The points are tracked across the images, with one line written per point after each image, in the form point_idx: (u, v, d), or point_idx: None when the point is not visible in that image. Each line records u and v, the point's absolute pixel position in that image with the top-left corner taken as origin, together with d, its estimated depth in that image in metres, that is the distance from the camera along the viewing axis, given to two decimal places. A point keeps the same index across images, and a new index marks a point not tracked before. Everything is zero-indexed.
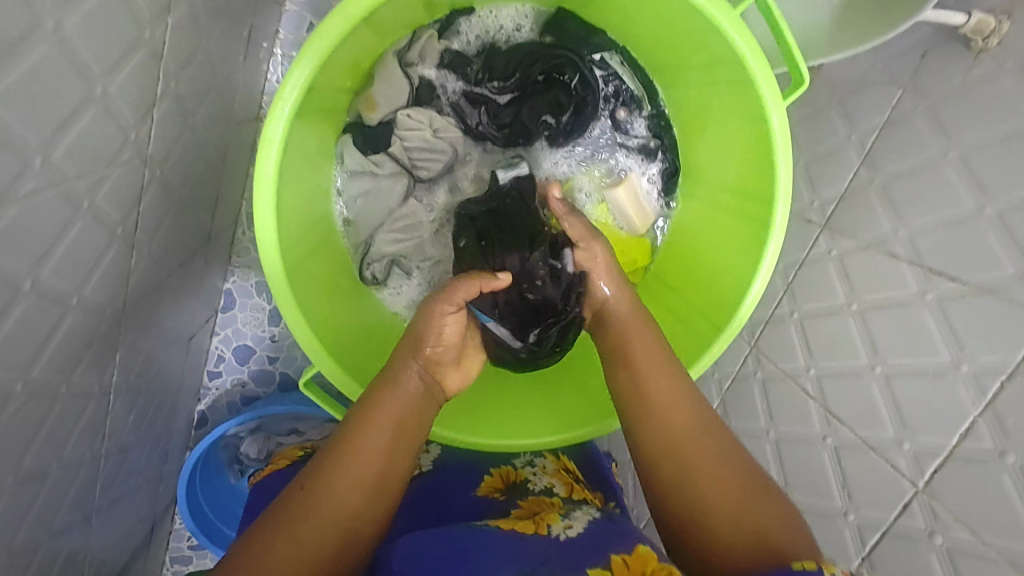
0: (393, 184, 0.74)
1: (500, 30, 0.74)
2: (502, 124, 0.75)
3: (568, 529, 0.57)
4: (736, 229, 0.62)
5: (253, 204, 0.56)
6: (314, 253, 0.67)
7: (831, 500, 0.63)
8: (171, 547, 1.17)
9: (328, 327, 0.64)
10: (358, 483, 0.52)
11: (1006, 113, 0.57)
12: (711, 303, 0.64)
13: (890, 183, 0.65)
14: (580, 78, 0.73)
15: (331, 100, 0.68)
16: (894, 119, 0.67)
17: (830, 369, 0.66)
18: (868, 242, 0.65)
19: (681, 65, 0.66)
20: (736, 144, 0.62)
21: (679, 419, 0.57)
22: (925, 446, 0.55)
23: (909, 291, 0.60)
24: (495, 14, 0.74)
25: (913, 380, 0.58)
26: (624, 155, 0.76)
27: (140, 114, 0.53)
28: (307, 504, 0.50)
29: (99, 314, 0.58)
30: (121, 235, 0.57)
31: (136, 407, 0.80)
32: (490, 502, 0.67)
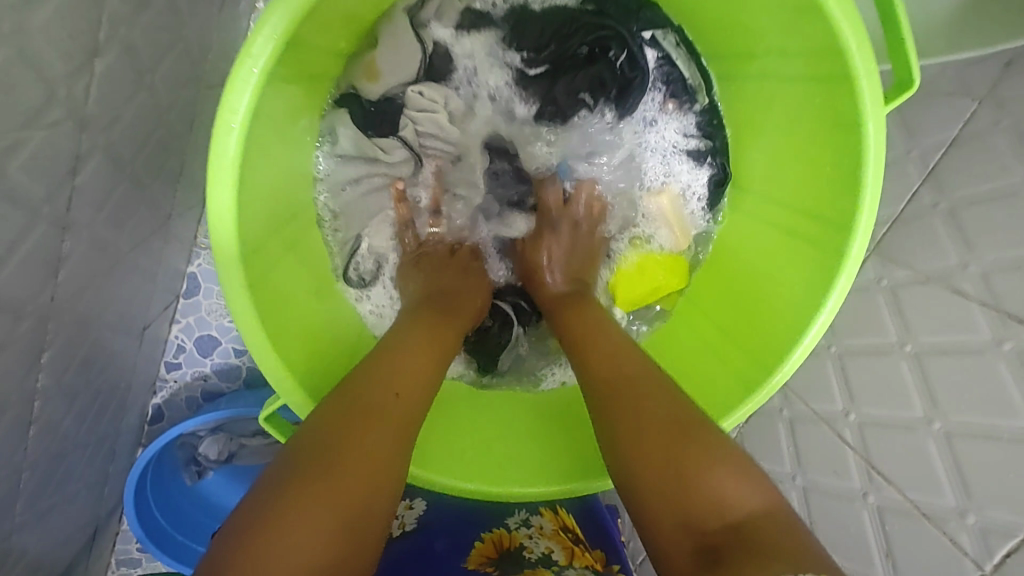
0: (395, 171, 0.66)
1: None
2: (530, 104, 0.68)
3: None
4: (797, 247, 0.54)
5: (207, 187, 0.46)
6: (289, 250, 0.57)
7: (871, 568, 0.55)
8: (119, 549, 1.07)
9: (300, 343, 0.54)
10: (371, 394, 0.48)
11: None
12: (759, 332, 0.56)
13: (960, 209, 0.57)
14: (626, 56, 0.65)
15: (320, 61, 0.57)
16: (967, 135, 0.58)
17: (876, 417, 0.58)
18: (927, 276, 0.57)
19: (749, 54, 0.57)
20: (805, 152, 0.54)
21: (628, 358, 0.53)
22: (995, 522, 0.48)
23: (981, 338, 0.52)
24: None
25: (980, 443, 0.50)
26: (671, 154, 0.68)
27: (74, 65, 0.42)
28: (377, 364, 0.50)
29: (16, 310, 0.47)
30: (47, 215, 0.46)
31: (76, 407, 0.69)
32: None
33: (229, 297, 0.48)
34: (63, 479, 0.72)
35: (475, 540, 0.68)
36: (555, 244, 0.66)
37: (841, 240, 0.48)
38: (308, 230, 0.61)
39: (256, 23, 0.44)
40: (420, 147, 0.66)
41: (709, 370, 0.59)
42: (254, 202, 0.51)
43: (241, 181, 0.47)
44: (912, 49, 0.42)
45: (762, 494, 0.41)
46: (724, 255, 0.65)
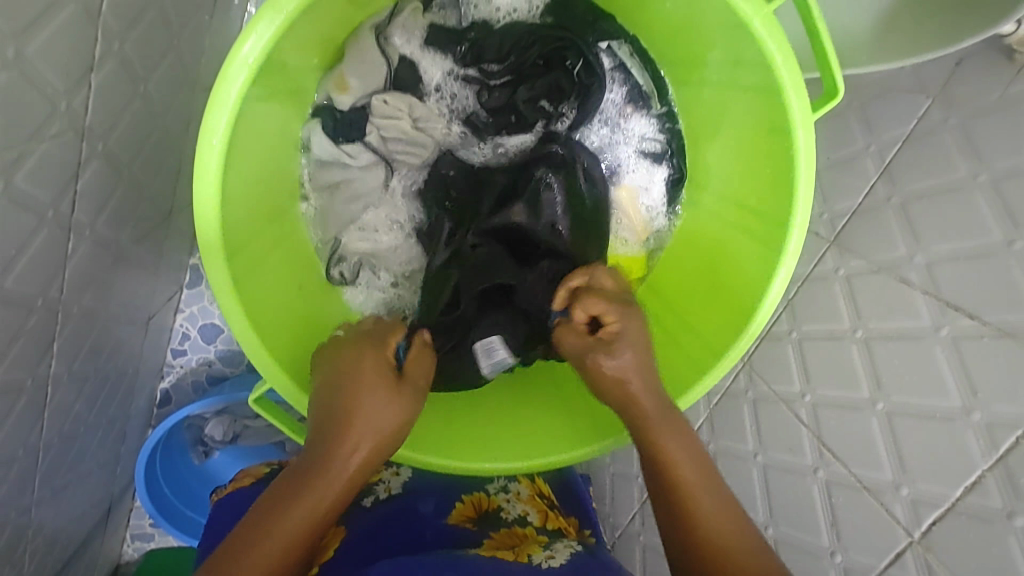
0: (366, 175, 0.69)
1: (495, 10, 0.71)
2: (492, 110, 0.71)
3: (550, 559, 0.60)
4: (745, 244, 0.59)
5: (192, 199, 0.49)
6: (275, 249, 0.61)
7: (818, 537, 0.60)
8: (131, 524, 1.13)
9: (285, 344, 0.58)
10: None
11: None
12: (709, 325, 0.61)
13: (910, 202, 0.60)
14: (584, 64, 0.68)
15: (298, 75, 0.62)
16: (920, 131, 0.61)
17: (827, 398, 0.62)
18: (879, 265, 0.60)
19: (698, 61, 0.62)
20: (751, 157, 0.58)
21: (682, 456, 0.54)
22: (925, 494, 0.52)
23: (921, 324, 0.55)
24: None
25: (916, 421, 0.54)
26: (631, 155, 0.71)
27: (73, 81, 0.46)
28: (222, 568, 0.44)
29: (29, 306, 0.52)
30: (52, 218, 0.51)
31: (87, 392, 0.74)
32: (461, 531, 0.67)
33: (216, 302, 0.51)
34: (76, 459, 0.78)
35: (456, 500, 0.72)
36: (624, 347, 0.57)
37: (780, 237, 0.53)
38: (291, 233, 0.65)
39: (239, 38, 0.48)
40: (389, 152, 0.70)
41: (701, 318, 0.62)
42: (240, 210, 0.55)
43: (224, 189, 0.51)
44: (834, 61, 0.48)
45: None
46: (685, 246, 0.68)
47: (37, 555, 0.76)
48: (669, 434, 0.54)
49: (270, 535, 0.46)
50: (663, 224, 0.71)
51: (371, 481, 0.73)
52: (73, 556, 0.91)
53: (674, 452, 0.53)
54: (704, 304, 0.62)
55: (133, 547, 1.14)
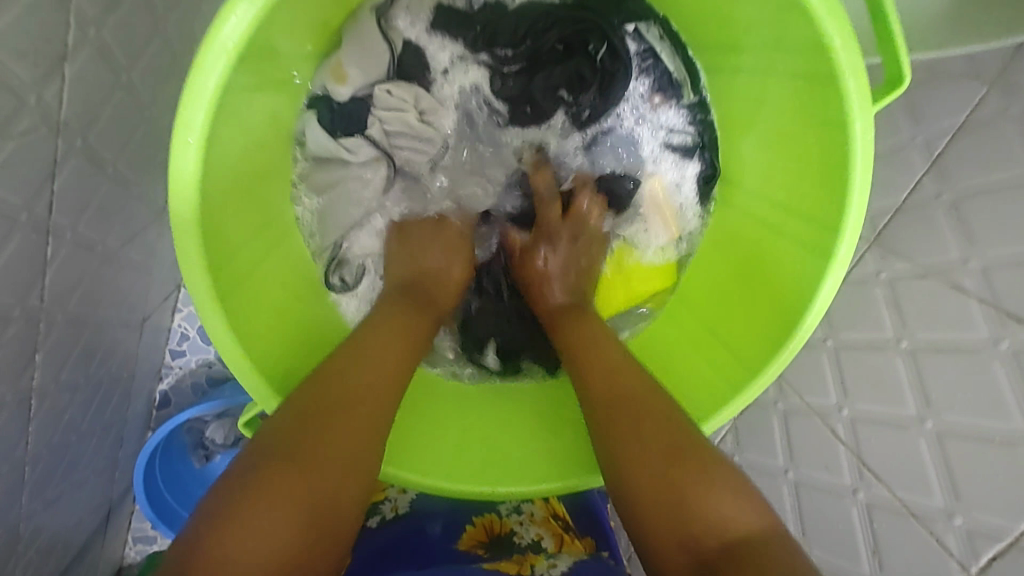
0: (369, 172, 0.64)
1: None
2: (506, 99, 0.66)
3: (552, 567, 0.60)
4: (784, 246, 0.54)
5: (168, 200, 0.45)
6: (266, 257, 0.57)
7: (857, 564, 0.56)
8: (134, 527, 1.11)
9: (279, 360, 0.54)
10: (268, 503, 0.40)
11: None
12: (743, 335, 0.56)
13: (963, 200, 0.54)
14: (607, 48, 0.64)
15: (288, 63, 0.57)
16: (975, 121, 0.55)
17: (868, 413, 0.57)
18: (928, 269, 0.55)
19: (734, 45, 0.56)
20: (791, 150, 0.53)
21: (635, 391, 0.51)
22: (983, 525, 0.48)
23: (978, 336, 0.50)
24: None
25: (972, 443, 0.49)
26: (656, 149, 0.67)
27: (40, 71, 0.42)
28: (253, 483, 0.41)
29: (3, 317, 0.48)
30: (27, 222, 0.47)
31: (79, 400, 0.71)
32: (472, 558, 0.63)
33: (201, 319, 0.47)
34: (70, 467, 0.75)
35: (466, 523, 0.68)
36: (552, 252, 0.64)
37: (830, 241, 0.48)
38: (286, 237, 0.61)
39: (218, 20, 0.43)
40: (392, 147, 0.65)
41: (686, 368, 0.59)
42: (227, 216, 0.51)
43: (206, 189, 0.47)
44: (900, 43, 0.42)
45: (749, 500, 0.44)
46: (716, 248, 0.63)
47: (33, 567, 0.73)
48: (623, 375, 0.53)
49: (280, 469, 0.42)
50: (694, 223, 0.66)
51: (376, 499, 0.70)
52: (71, 564, 0.89)
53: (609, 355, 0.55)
54: (740, 309, 0.58)
55: (136, 550, 1.12)
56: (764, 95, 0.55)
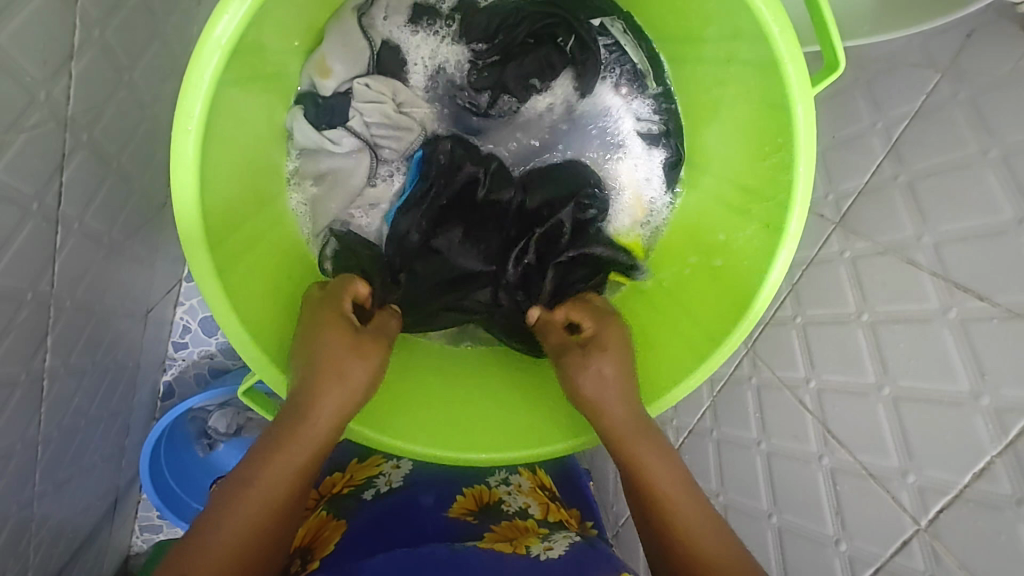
0: (356, 162, 0.67)
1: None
2: (482, 91, 0.69)
3: (548, 550, 0.59)
4: (745, 226, 0.57)
5: (171, 185, 0.48)
6: (260, 240, 0.60)
7: (822, 525, 0.59)
8: (140, 515, 1.15)
9: (276, 336, 0.57)
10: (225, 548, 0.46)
11: None
12: (708, 309, 0.59)
13: (917, 180, 0.58)
14: (576, 41, 0.67)
15: (278, 60, 0.60)
16: (928, 106, 0.59)
17: (832, 383, 0.60)
18: (885, 247, 0.58)
19: (694, 37, 0.60)
20: (749, 135, 0.56)
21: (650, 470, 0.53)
22: (933, 482, 0.51)
23: (929, 307, 0.54)
24: None
25: (925, 406, 0.52)
26: (625, 136, 0.70)
27: (51, 70, 0.45)
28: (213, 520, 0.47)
29: (18, 300, 0.52)
30: (38, 211, 0.50)
31: (86, 386, 0.74)
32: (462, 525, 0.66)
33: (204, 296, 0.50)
34: (79, 451, 0.78)
35: (457, 493, 0.71)
36: (603, 359, 0.58)
37: (781, 218, 0.51)
38: (279, 223, 0.64)
39: (211, 17, 0.46)
40: (373, 138, 0.68)
41: (664, 347, 0.61)
42: (224, 199, 0.54)
43: (203, 174, 0.50)
44: (834, 30, 0.45)
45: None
46: (685, 230, 0.67)
47: (44, 547, 0.77)
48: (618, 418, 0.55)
49: (245, 512, 0.47)
50: (663, 205, 0.69)
51: (372, 475, 0.73)
52: (81, 548, 0.92)
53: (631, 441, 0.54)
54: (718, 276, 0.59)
55: (143, 538, 1.16)
56: (724, 83, 0.59)
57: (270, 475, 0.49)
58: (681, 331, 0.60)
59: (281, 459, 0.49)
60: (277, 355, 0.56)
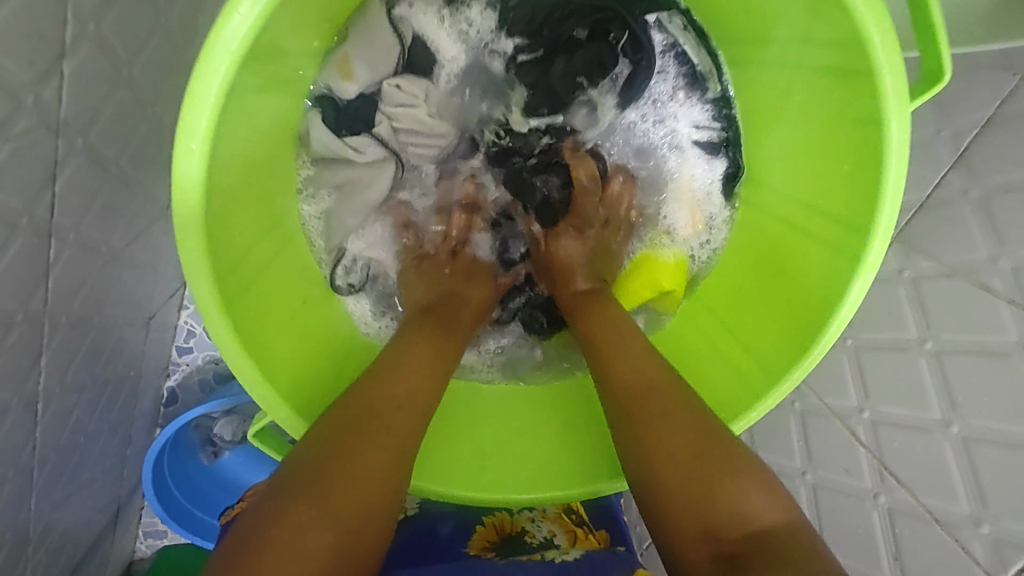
0: (380, 171, 0.63)
1: None
2: (524, 92, 0.65)
3: (563, 553, 0.60)
4: (809, 247, 0.52)
5: (174, 204, 0.43)
6: (270, 262, 0.55)
7: (878, 571, 0.55)
8: (143, 522, 1.12)
9: (287, 368, 0.52)
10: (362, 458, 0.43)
11: None
12: (763, 339, 0.55)
13: (992, 197, 0.53)
14: (629, 37, 0.62)
15: (296, 61, 0.55)
16: (1006, 116, 0.53)
17: (889, 415, 0.56)
18: (953, 268, 0.54)
19: (759, 39, 0.54)
20: (817, 146, 0.52)
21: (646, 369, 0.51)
22: (1011, 533, 0.47)
23: (1008, 339, 0.49)
24: None
25: (1003, 450, 0.48)
26: (685, 143, 0.65)
27: (40, 69, 0.40)
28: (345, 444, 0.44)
29: (6, 322, 0.47)
30: (27, 225, 0.45)
31: (84, 401, 0.70)
32: (482, 558, 0.61)
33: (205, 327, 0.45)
34: (77, 467, 0.74)
35: (477, 524, 0.67)
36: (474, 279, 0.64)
37: (858, 243, 0.46)
38: (291, 241, 0.59)
39: (224, 14, 0.41)
40: (401, 143, 0.64)
41: (724, 383, 0.55)
42: (232, 213, 0.50)
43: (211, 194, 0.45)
44: (942, 37, 0.40)
45: (769, 488, 0.42)
46: (738, 253, 0.61)
47: (42, 567, 0.73)
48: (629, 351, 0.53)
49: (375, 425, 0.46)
50: (714, 221, 0.65)
51: None
52: (81, 563, 0.89)
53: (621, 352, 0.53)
54: (782, 304, 0.54)
55: (146, 544, 1.14)
56: (790, 91, 0.54)
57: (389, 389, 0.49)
58: (745, 349, 0.56)
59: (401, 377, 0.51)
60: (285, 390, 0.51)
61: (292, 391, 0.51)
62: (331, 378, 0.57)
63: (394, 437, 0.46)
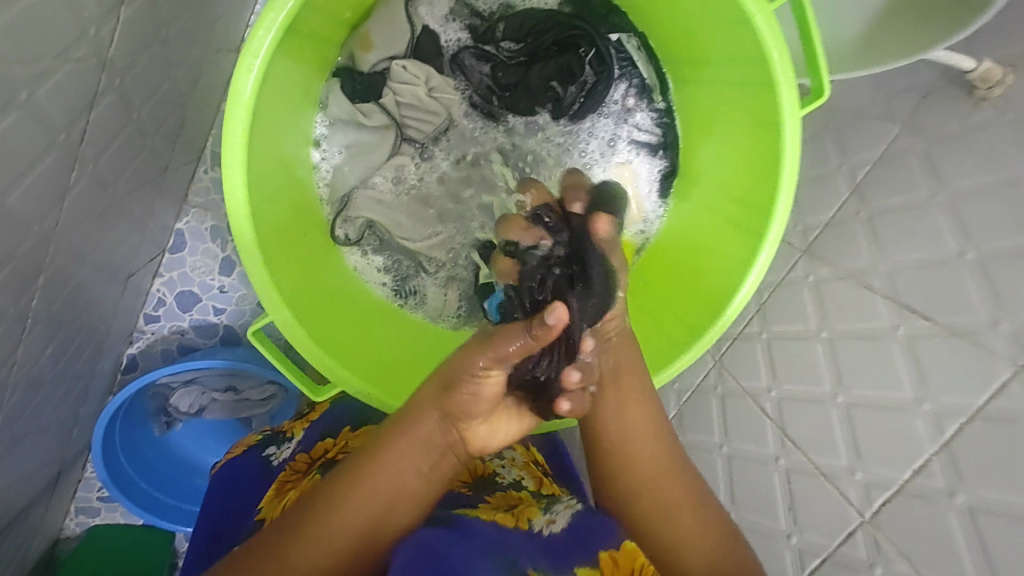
0: (380, 136, 0.71)
1: None
2: (505, 87, 0.74)
3: (550, 524, 0.56)
4: (728, 233, 0.63)
5: (223, 125, 0.51)
6: (282, 194, 0.62)
7: (775, 521, 0.64)
8: (78, 497, 1.12)
9: (293, 279, 0.59)
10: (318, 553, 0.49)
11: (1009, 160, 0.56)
12: (693, 306, 0.64)
13: (876, 217, 0.65)
14: (595, 53, 0.72)
15: (323, 31, 0.64)
16: (888, 155, 0.67)
17: (791, 393, 0.66)
18: (845, 272, 0.65)
19: (699, 59, 0.65)
20: (737, 151, 0.63)
21: (648, 450, 0.57)
22: (877, 477, 0.57)
23: (881, 324, 0.60)
24: None
25: (875, 412, 0.58)
26: (624, 144, 0.75)
27: (104, 9, 0.48)
28: (296, 542, 0.49)
29: (25, 231, 0.52)
30: (63, 144, 0.51)
31: (58, 340, 0.73)
32: (456, 495, 0.61)
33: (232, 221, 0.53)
34: (38, 408, 0.76)
35: None
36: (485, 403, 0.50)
37: (762, 224, 0.57)
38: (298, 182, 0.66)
39: None
40: (401, 117, 0.72)
41: (684, 310, 0.65)
42: (262, 158, 0.57)
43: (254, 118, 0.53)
44: (824, 65, 0.52)
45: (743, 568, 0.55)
46: (672, 240, 0.71)
47: None
48: (642, 445, 0.57)
49: (335, 525, 0.49)
50: (656, 215, 0.73)
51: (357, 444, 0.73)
52: (16, 519, 0.89)
53: (647, 455, 0.57)
54: (707, 280, 0.64)
55: (77, 521, 1.13)
56: (720, 105, 0.65)
57: (359, 495, 0.50)
58: (684, 295, 0.66)
59: (377, 475, 0.51)
60: (287, 290, 0.58)
61: (294, 294, 0.58)
62: (324, 301, 0.63)
63: (355, 524, 0.50)
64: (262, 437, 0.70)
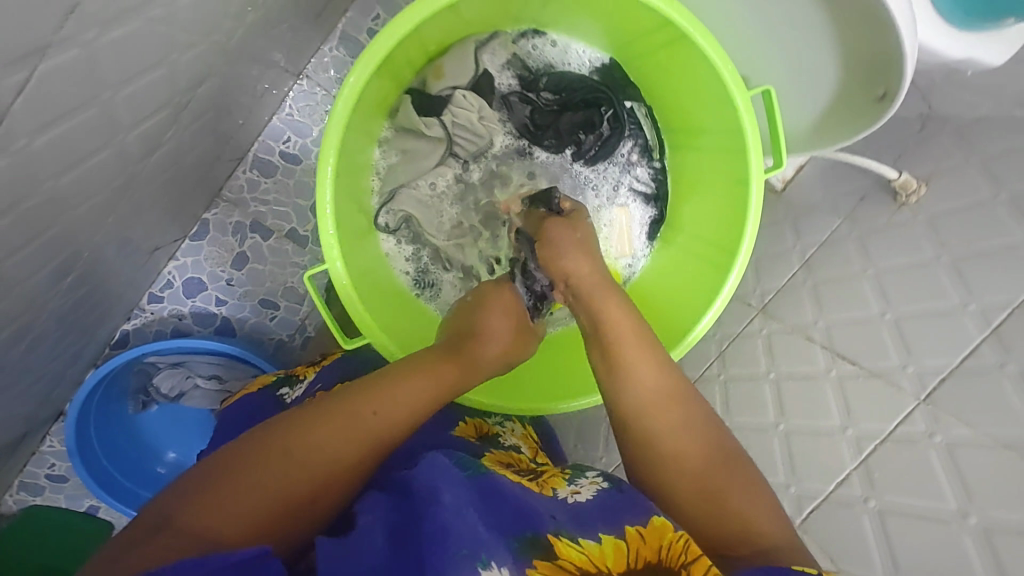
0: (433, 147, 0.84)
1: (566, 59, 0.86)
2: (537, 128, 0.88)
3: (575, 494, 0.54)
4: (704, 270, 0.76)
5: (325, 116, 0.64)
6: (348, 176, 0.73)
7: None
8: (25, 471, 1.07)
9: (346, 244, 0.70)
10: (327, 444, 0.51)
11: (923, 246, 0.70)
12: (672, 326, 0.77)
13: (819, 285, 0.78)
14: (612, 114, 0.86)
15: (405, 63, 0.77)
16: (832, 240, 0.81)
17: (745, 423, 0.78)
18: (792, 326, 0.78)
19: (694, 134, 0.80)
20: (715, 208, 0.77)
21: (644, 372, 0.59)
22: (807, 490, 0.69)
23: (818, 367, 0.73)
24: (565, 42, 0.85)
25: (807, 438, 0.71)
26: (626, 191, 0.89)
27: None
28: (303, 431, 0.51)
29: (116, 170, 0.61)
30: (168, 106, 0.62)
31: (81, 284, 0.79)
32: (465, 442, 0.67)
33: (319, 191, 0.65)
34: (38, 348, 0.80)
35: (459, 418, 0.72)
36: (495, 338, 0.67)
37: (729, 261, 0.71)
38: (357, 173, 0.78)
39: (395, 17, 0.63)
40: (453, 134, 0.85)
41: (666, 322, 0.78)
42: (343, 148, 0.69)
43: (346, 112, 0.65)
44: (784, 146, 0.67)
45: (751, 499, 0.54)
46: (658, 274, 0.85)
47: None
48: (636, 359, 0.60)
49: (345, 426, 0.53)
50: (643, 254, 0.87)
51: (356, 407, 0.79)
52: None
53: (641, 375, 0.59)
54: (682, 306, 0.77)
55: (14, 497, 1.07)
56: (707, 171, 0.79)
57: (376, 400, 0.55)
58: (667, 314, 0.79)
59: (395, 390, 0.56)
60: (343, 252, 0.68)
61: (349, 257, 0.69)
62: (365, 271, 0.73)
63: (370, 422, 0.54)
64: (274, 380, 0.76)
